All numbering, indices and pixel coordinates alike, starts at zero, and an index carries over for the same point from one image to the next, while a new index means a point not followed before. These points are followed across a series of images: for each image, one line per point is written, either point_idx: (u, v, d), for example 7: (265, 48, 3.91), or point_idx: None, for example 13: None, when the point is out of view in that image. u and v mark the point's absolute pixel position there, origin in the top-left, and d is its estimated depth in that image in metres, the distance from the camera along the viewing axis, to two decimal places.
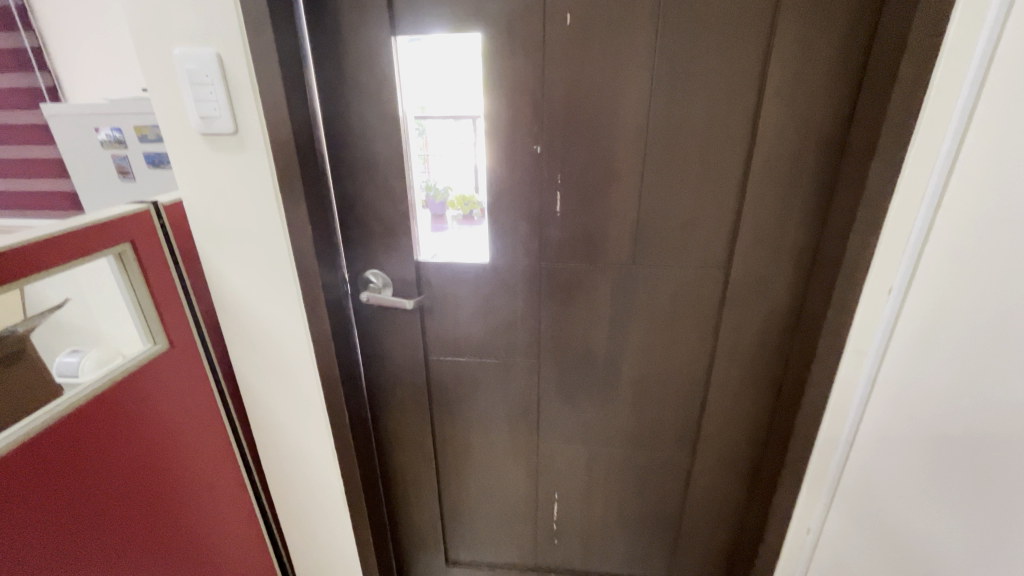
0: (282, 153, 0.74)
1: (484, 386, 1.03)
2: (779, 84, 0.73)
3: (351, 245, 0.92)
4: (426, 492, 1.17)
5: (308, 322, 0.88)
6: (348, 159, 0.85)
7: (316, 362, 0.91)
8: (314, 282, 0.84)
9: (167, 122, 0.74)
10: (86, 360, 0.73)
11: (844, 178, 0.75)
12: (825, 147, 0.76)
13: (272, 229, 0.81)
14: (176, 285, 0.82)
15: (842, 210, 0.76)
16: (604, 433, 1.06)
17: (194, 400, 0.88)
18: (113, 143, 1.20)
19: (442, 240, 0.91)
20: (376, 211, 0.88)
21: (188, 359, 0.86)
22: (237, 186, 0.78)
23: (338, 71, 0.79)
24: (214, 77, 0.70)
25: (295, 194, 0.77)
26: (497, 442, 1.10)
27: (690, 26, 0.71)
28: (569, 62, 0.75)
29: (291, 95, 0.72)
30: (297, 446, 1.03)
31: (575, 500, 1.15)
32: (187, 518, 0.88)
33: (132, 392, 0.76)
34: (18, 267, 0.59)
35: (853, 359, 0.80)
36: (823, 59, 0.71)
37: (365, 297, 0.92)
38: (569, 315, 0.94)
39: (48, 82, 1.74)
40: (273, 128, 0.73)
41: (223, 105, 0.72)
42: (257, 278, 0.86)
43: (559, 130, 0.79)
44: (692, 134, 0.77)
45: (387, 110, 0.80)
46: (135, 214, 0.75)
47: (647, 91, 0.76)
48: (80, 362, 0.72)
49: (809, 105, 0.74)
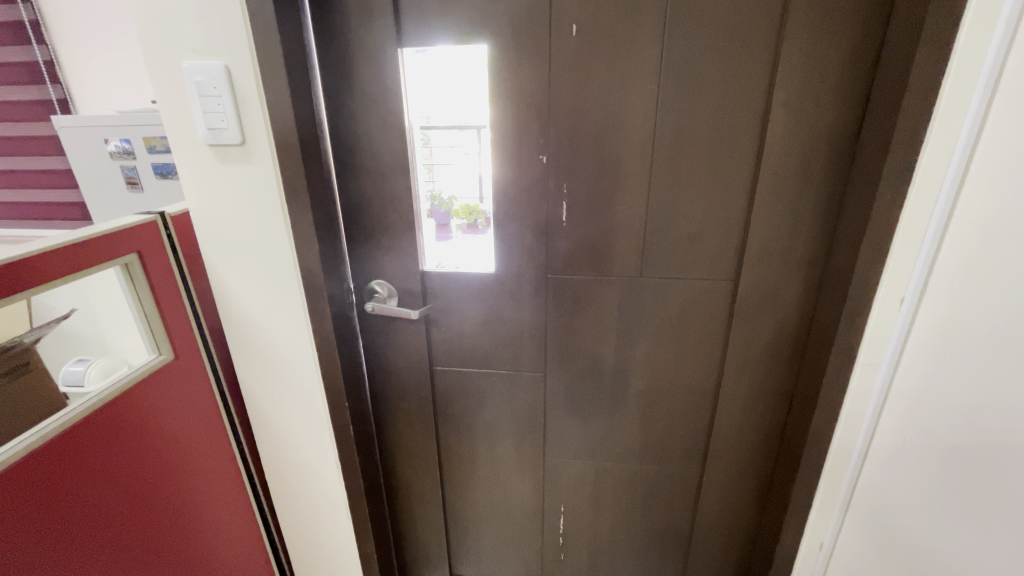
0: (287, 163, 0.74)
1: (490, 397, 1.02)
2: (788, 94, 0.72)
3: (357, 256, 0.92)
4: (430, 505, 1.15)
5: (313, 332, 0.87)
6: (354, 169, 0.85)
7: (321, 372, 0.91)
8: (319, 292, 0.83)
9: (174, 133, 0.74)
10: (92, 369, 0.73)
11: (854, 187, 0.75)
12: (834, 155, 0.75)
13: (278, 239, 0.80)
14: (182, 295, 0.82)
15: (853, 219, 0.75)
16: (610, 445, 1.04)
17: (199, 409, 0.88)
18: (122, 154, 1.22)
19: (446, 249, 0.90)
20: (382, 220, 0.88)
21: (193, 369, 0.86)
22: (243, 198, 0.78)
23: (344, 82, 0.80)
24: (222, 89, 0.70)
25: (300, 204, 0.77)
26: (503, 453, 1.08)
27: (696, 37, 0.71)
28: (575, 72, 0.75)
29: (298, 106, 0.72)
30: (300, 458, 1.02)
31: (581, 513, 1.13)
32: (191, 528, 0.87)
33: (139, 401, 0.76)
34: (29, 278, 0.60)
35: (865, 371, 0.79)
36: (832, 68, 0.70)
37: (370, 307, 0.91)
38: (575, 324, 0.93)
39: (60, 94, 1.76)
40: (279, 138, 0.73)
41: (230, 116, 0.72)
42: (261, 290, 0.85)
43: (565, 140, 0.79)
44: (700, 143, 0.77)
45: (393, 120, 0.81)
46: (142, 225, 0.75)
47: (654, 100, 0.75)
48: (86, 371, 0.73)
49: (818, 115, 0.73)
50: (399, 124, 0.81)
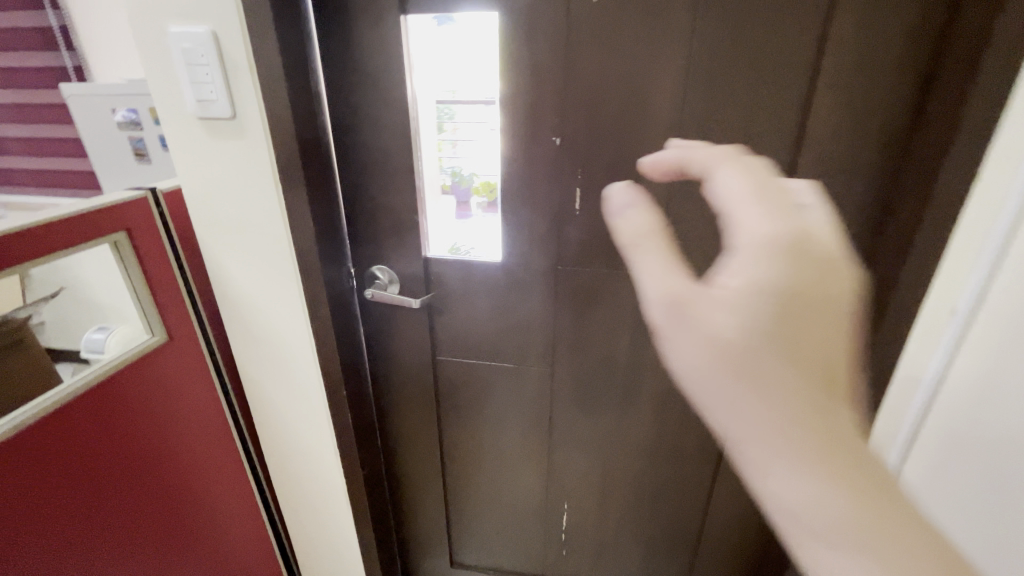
0: (281, 140, 0.69)
1: (495, 389, 0.99)
2: (836, 77, 0.64)
3: (358, 240, 0.87)
4: (432, 493, 1.13)
5: (310, 318, 0.84)
6: (355, 148, 0.80)
7: (318, 358, 0.88)
8: (316, 278, 0.79)
9: (162, 105, 0.70)
10: (112, 337, 0.74)
11: (905, 183, 0.67)
12: (883, 149, 0.67)
13: (272, 221, 0.76)
14: (175, 274, 0.79)
15: (901, 220, 0.68)
16: (619, 444, 1.00)
17: (197, 391, 0.86)
18: (129, 124, 1.19)
19: (464, 229, 0.85)
20: (384, 203, 0.83)
21: (190, 352, 0.84)
22: (236, 176, 0.73)
23: (344, 53, 0.74)
24: (210, 57, 0.65)
25: (295, 185, 0.72)
26: (508, 446, 1.05)
27: (736, 5, 0.62)
28: (594, 44, 0.68)
29: (292, 77, 0.67)
30: (300, 443, 1.00)
31: (586, 511, 1.10)
32: (189, 507, 0.87)
33: (132, 382, 0.74)
34: (10, 255, 0.57)
35: (905, 383, 0.73)
36: (889, 49, 0.62)
37: (369, 294, 0.87)
38: (586, 319, 0.88)
39: (75, 62, 1.73)
40: (272, 113, 0.68)
41: (220, 87, 0.67)
42: (253, 272, 0.81)
43: (581, 121, 0.72)
44: (732, 128, 0.69)
45: (396, 96, 0.75)
46: (131, 202, 0.71)
47: (681, 77, 0.67)
48: (107, 338, 0.74)
49: (869, 101, 0.65)
50: (402, 100, 0.75)
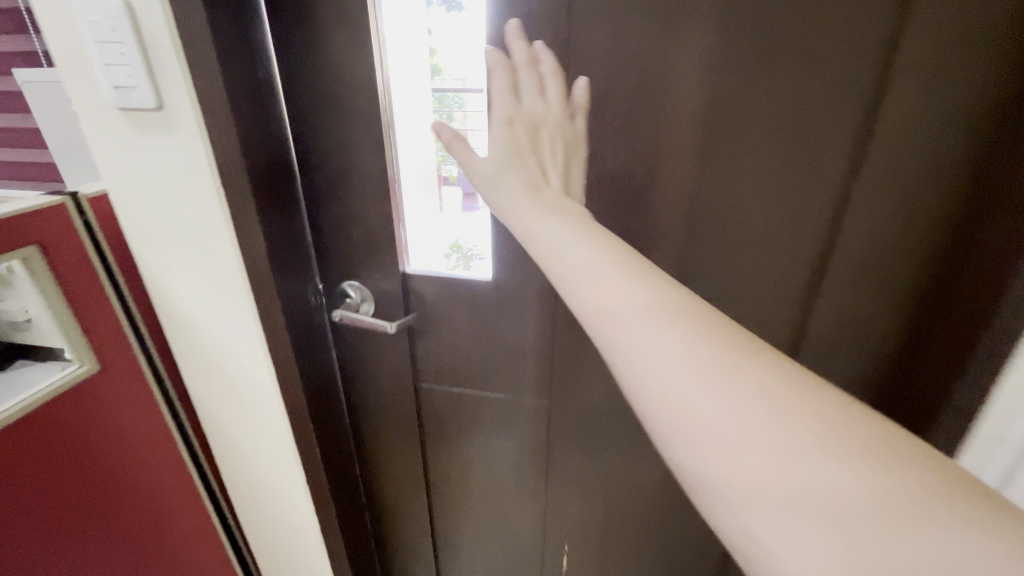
0: (218, 137, 0.57)
1: (486, 422, 0.86)
2: (912, 61, 0.51)
3: (325, 253, 0.75)
4: (417, 529, 1.02)
5: (267, 345, 0.72)
6: (318, 146, 0.67)
7: (279, 389, 0.76)
8: (271, 299, 0.67)
9: (76, 93, 0.58)
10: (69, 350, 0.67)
11: (1001, 196, 0.53)
12: (972, 152, 0.54)
13: (216, 235, 0.64)
14: (105, 293, 0.67)
15: (993, 243, 0.54)
16: (627, 486, 0.87)
17: (137, 426, 0.75)
18: None
19: (470, 224, 0.70)
20: (353, 211, 0.71)
21: (127, 382, 0.72)
22: (170, 180, 0.61)
23: (301, 31, 0.61)
24: (125, 34, 0.53)
25: (239, 191, 0.60)
26: (500, 482, 0.93)
27: None
28: (606, 21, 0.56)
29: (228, 59, 0.54)
30: (265, 479, 0.89)
31: (588, 555, 0.98)
32: (123, 556, 0.76)
33: (42, 424, 0.63)
34: None
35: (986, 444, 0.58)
36: (988, 25, 0.48)
37: (337, 317, 0.74)
38: (591, 348, 0.75)
39: None
40: (205, 103, 0.55)
41: (140, 71, 0.54)
42: (201, 293, 0.70)
43: (588, 118, 0.60)
44: (777, 123, 0.56)
45: (365, 85, 0.63)
46: (41, 210, 0.60)
47: (712, 62, 0.55)
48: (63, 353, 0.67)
49: (957, 92, 0.51)
50: (371, 90, 0.63)
